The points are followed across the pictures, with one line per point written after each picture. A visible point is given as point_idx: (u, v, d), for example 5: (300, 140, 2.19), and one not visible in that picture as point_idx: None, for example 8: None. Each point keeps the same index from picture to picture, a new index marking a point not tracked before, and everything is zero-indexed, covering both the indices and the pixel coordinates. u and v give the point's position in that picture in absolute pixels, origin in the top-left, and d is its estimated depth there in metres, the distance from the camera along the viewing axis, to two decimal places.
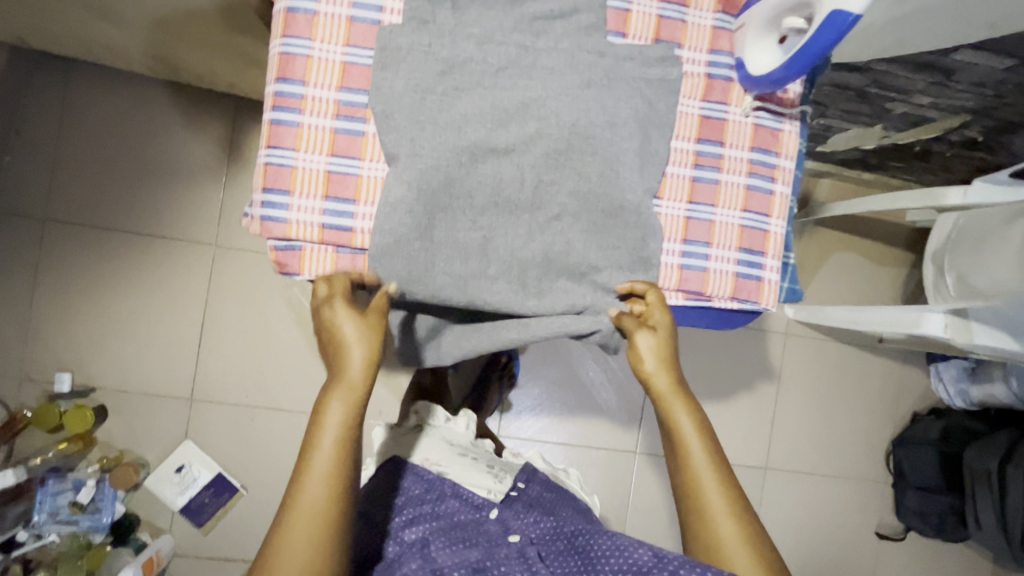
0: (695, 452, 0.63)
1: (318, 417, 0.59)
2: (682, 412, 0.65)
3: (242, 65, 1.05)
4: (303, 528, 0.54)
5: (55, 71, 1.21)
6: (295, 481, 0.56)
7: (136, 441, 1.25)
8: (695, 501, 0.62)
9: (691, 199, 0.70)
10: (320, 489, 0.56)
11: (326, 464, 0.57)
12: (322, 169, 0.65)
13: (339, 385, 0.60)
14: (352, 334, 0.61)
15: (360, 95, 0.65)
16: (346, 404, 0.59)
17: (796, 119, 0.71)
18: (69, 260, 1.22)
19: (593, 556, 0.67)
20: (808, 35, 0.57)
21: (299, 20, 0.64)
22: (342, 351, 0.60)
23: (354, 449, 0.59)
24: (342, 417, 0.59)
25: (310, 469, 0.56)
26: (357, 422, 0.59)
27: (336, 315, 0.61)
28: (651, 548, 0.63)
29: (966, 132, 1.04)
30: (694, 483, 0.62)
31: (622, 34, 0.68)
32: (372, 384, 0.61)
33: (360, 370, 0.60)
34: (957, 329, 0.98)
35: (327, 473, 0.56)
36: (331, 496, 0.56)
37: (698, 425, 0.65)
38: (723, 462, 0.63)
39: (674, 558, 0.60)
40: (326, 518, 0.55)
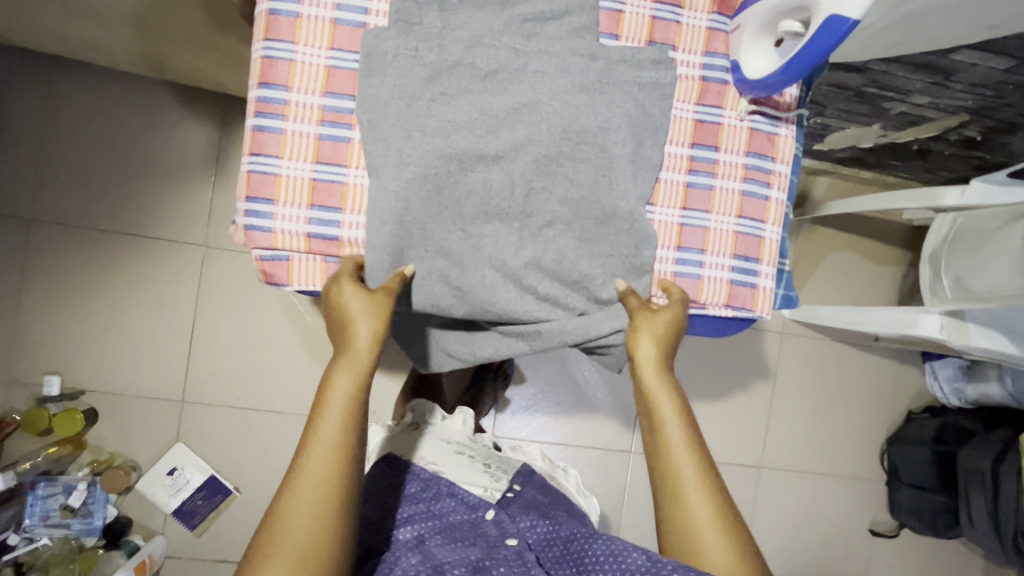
0: (673, 433, 0.63)
1: (324, 388, 0.58)
2: (664, 394, 0.64)
3: (228, 63, 1.02)
4: (309, 495, 0.54)
5: (38, 68, 1.18)
6: (302, 446, 0.56)
7: (127, 444, 1.23)
8: (670, 484, 0.61)
9: (685, 206, 0.69)
10: (323, 457, 0.56)
11: (332, 433, 0.57)
12: (307, 177, 0.63)
13: (346, 357, 0.60)
14: (358, 306, 0.61)
15: (345, 100, 0.64)
16: (352, 377, 0.59)
17: (792, 124, 0.70)
18: (56, 261, 1.20)
19: (588, 561, 0.65)
20: (805, 40, 0.55)
21: (281, 22, 0.62)
22: (349, 323, 0.61)
23: (361, 419, 0.59)
24: (348, 388, 0.59)
25: (317, 435, 0.56)
26: (363, 393, 0.59)
27: (342, 292, 0.61)
28: (646, 552, 0.60)
29: (965, 132, 1.03)
30: (670, 465, 0.62)
31: (615, 36, 0.67)
32: (377, 356, 0.61)
33: (366, 342, 0.60)
34: (953, 330, 1.00)
35: (333, 442, 0.56)
36: (339, 464, 0.56)
37: (677, 406, 0.64)
38: (701, 447, 0.63)
39: (667, 563, 0.58)
40: (332, 486, 0.55)
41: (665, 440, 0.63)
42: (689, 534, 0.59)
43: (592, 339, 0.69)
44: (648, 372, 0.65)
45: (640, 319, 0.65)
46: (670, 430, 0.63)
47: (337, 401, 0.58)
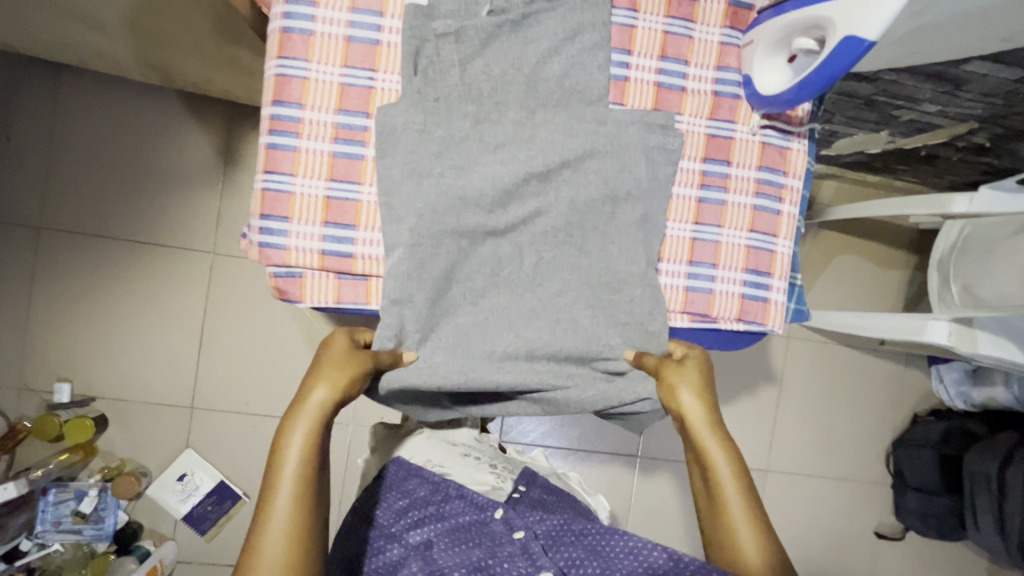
0: (727, 488, 0.60)
1: (276, 456, 0.55)
2: (716, 445, 0.62)
3: (236, 72, 1.02)
4: (268, 569, 0.49)
5: (46, 76, 1.18)
6: (255, 525, 0.51)
7: (137, 451, 1.24)
8: (725, 542, 0.59)
9: (697, 220, 0.69)
10: (279, 535, 0.51)
11: (289, 502, 0.52)
12: (321, 194, 0.64)
13: (301, 413, 0.57)
14: (333, 362, 0.60)
15: (359, 118, 0.64)
16: (309, 433, 0.56)
17: (804, 138, 0.70)
18: (65, 270, 1.21)
19: (605, 554, 0.66)
20: (820, 59, 0.55)
21: (295, 40, 0.62)
22: (311, 379, 0.59)
23: (320, 480, 0.55)
24: (302, 450, 0.55)
25: (270, 510, 0.52)
26: (319, 449, 0.56)
27: (328, 344, 0.62)
28: (666, 549, 0.62)
29: (974, 139, 1.03)
30: (726, 522, 0.59)
31: (627, 51, 0.67)
32: (335, 413, 0.58)
33: (324, 396, 0.57)
34: (961, 338, 1.01)
35: (290, 507, 0.52)
36: (295, 532, 0.51)
37: (731, 459, 0.61)
38: (759, 501, 0.60)
39: (691, 561, 0.59)
40: (292, 562, 0.50)
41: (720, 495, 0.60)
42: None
43: (621, 405, 0.69)
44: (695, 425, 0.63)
45: (676, 374, 0.65)
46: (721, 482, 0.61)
47: (291, 461, 0.54)
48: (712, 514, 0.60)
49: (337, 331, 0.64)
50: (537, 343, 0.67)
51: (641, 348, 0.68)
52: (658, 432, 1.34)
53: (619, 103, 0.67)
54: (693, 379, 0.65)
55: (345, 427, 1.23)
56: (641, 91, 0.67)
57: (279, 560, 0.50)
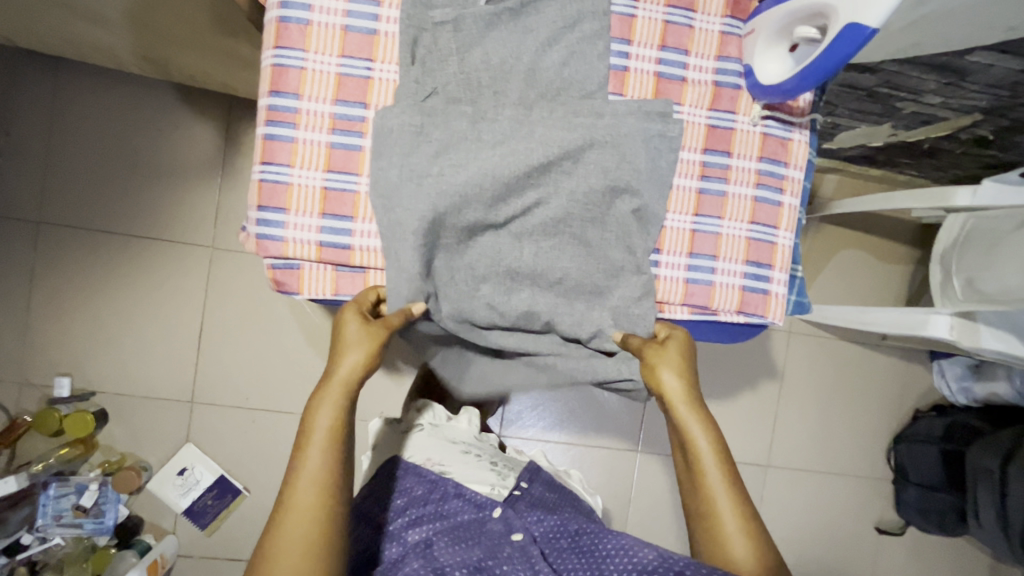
0: (708, 469, 0.63)
1: (308, 423, 0.59)
2: (697, 429, 0.64)
3: (234, 65, 1.02)
4: (299, 527, 0.54)
5: (45, 70, 1.18)
6: (289, 484, 0.56)
7: (138, 445, 1.24)
8: (705, 517, 0.63)
9: (697, 212, 0.69)
10: (309, 496, 0.56)
11: (319, 468, 0.57)
12: (319, 185, 0.63)
13: (328, 387, 0.60)
14: (353, 334, 0.61)
15: (357, 108, 0.64)
16: (336, 406, 0.59)
17: (805, 129, 0.70)
18: (65, 264, 1.21)
19: (598, 556, 0.67)
20: (822, 47, 0.55)
21: (292, 30, 0.62)
22: (338, 352, 0.61)
23: (347, 449, 0.59)
24: (331, 419, 0.59)
25: (302, 473, 0.56)
26: (347, 422, 0.60)
27: (345, 315, 0.62)
28: (656, 548, 0.64)
29: (977, 131, 1.02)
30: (705, 498, 0.63)
31: (627, 41, 0.66)
32: (361, 384, 0.61)
33: (350, 369, 0.60)
34: (964, 331, 1.00)
35: (319, 471, 0.57)
36: (324, 498, 0.56)
37: (711, 441, 0.64)
38: (738, 476, 0.63)
39: (681, 559, 0.61)
40: (320, 523, 0.55)
41: (701, 475, 0.63)
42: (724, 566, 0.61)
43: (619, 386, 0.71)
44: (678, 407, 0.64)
45: (661, 360, 0.65)
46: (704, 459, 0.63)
47: (320, 432, 0.58)
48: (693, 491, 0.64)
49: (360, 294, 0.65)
50: None
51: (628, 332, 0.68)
52: (659, 427, 1.34)
53: (619, 93, 0.66)
54: (677, 362, 0.65)
55: None
56: (641, 81, 0.67)
57: (309, 522, 0.55)
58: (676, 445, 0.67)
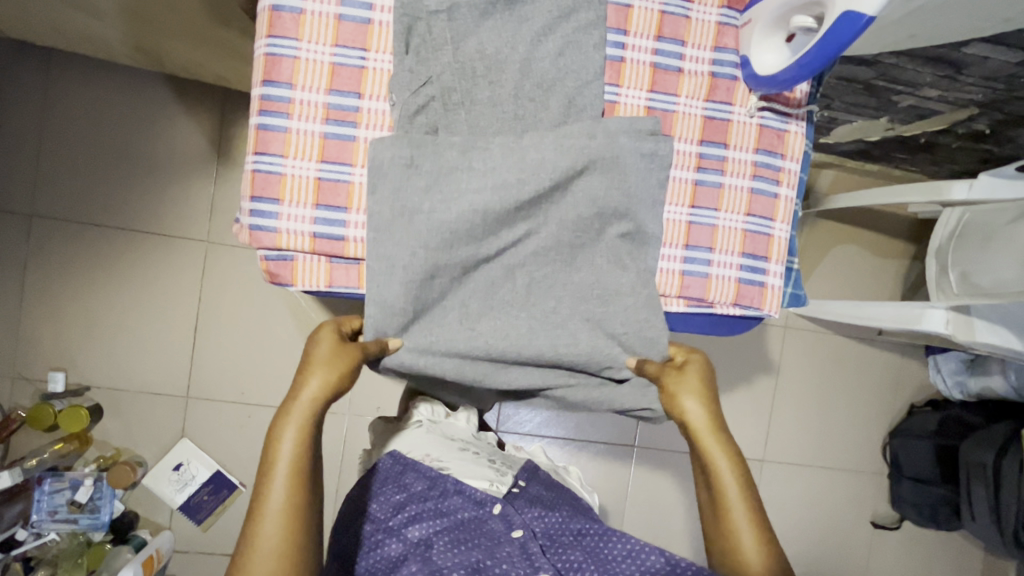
0: (729, 491, 0.64)
1: (270, 454, 0.57)
2: (717, 450, 0.66)
3: (227, 56, 1.01)
4: (266, 561, 0.53)
5: (37, 62, 1.17)
6: (250, 521, 0.55)
7: (133, 440, 1.24)
8: (725, 540, 0.63)
9: (694, 204, 0.68)
10: (274, 530, 0.54)
11: (284, 498, 0.56)
12: (312, 176, 0.63)
13: (291, 412, 0.59)
14: (321, 358, 0.62)
15: (351, 98, 0.63)
16: (300, 431, 0.59)
17: (802, 120, 0.70)
18: (58, 259, 1.20)
19: (603, 557, 0.69)
20: (819, 36, 0.55)
21: (285, 19, 0.61)
22: (300, 376, 0.61)
23: (313, 474, 0.59)
24: (295, 447, 0.58)
25: (265, 506, 0.55)
26: (312, 445, 0.59)
27: (314, 339, 0.63)
28: (661, 553, 0.67)
29: (974, 125, 1.02)
30: (725, 521, 0.63)
31: (623, 31, 0.66)
32: (325, 407, 0.61)
33: (315, 394, 0.60)
34: (959, 326, 1.02)
35: (284, 502, 0.56)
36: (291, 527, 0.55)
37: (732, 464, 0.65)
38: (757, 500, 0.64)
39: (687, 565, 0.64)
40: (287, 554, 0.54)
41: (721, 496, 0.64)
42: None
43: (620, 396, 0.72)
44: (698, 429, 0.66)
45: (680, 381, 0.68)
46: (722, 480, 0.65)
47: (284, 461, 0.57)
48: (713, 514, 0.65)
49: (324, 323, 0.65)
50: (529, 329, 0.66)
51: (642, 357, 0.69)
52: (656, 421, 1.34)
53: (615, 84, 0.66)
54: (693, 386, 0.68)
55: (341, 417, 1.23)
56: (637, 72, 0.66)
57: (278, 553, 0.54)
58: (695, 467, 0.68)
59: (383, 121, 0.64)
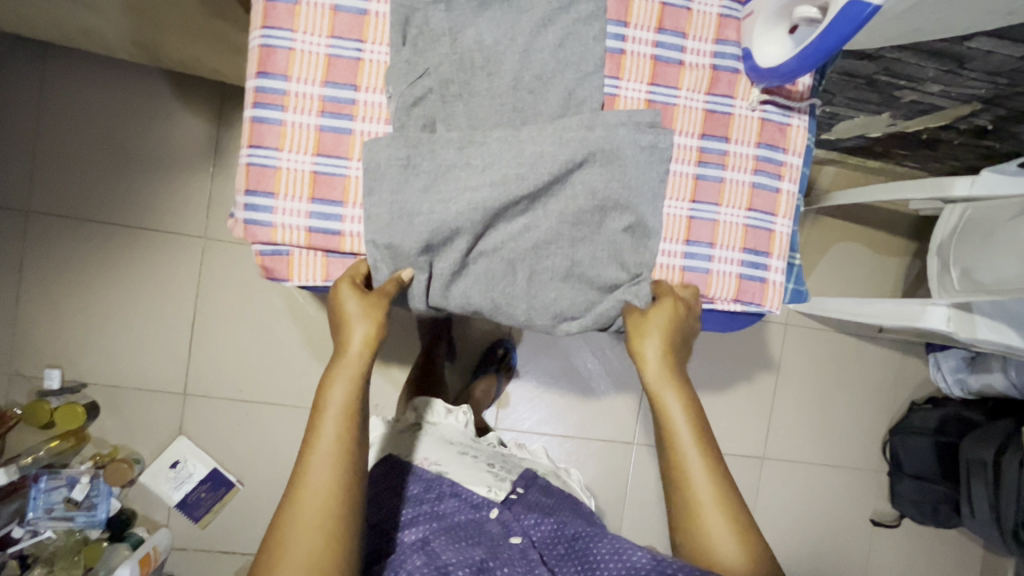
0: (686, 442, 0.62)
1: (321, 401, 0.58)
2: (675, 400, 0.63)
3: (224, 50, 1.00)
4: (314, 502, 0.54)
5: (32, 57, 1.16)
6: (302, 461, 0.56)
7: (130, 438, 1.23)
8: (685, 503, 0.60)
9: (694, 198, 0.68)
10: (324, 471, 0.55)
11: (332, 444, 0.57)
12: (308, 170, 0.62)
13: (340, 364, 0.60)
14: (354, 311, 0.60)
15: (347, 90, 0.62)
16: (349, 383, 0.59)
17: (804, 114, 0.69)
18: (54, 255, 1.19)
19: (593, 560, 0.65)
20: (823, 27, 0.54)
21: (280, 9, 0.60)
22: (344, 327, 0.60)
23: (359, 425, 0.59)
24: (345, 396, 0.59)
25: (316, 449, 0.56)
26: (360, 397, 0.59)
27: (341, 294, 0.61)
28: (651, 552, 0.62)
29: (976, 121, 1.01)
30: (685, 484, 0.61)
31: (623, 23, 0.65)
32: (373, 360, 0.61)
33: (359, 346, 0.60)
34: (961, 323, 1.01)
35: (334, 445, 0.57)
36: (337, 473, 0.56)
37: (689, 415, 0.63)
38: (715, 451, 0.62)
39: (673, 564, 0.59)
40: (333, 497, 0.55)
41: (678, 448, 0.62)
42: (701, 545, 0.59)
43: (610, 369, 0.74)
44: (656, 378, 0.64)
45: (641, 327, 0.64)
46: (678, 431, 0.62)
47: (334, 408, 0.58)
48: (671, 469, 0.62)
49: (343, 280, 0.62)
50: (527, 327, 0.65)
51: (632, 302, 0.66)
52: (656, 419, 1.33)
53: (615, 76, 0.65)
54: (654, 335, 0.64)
55: None
56: (638, 64, 0.65)
57: (323, 495, 0.55)
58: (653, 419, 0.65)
59: (380, 114, 0.63)
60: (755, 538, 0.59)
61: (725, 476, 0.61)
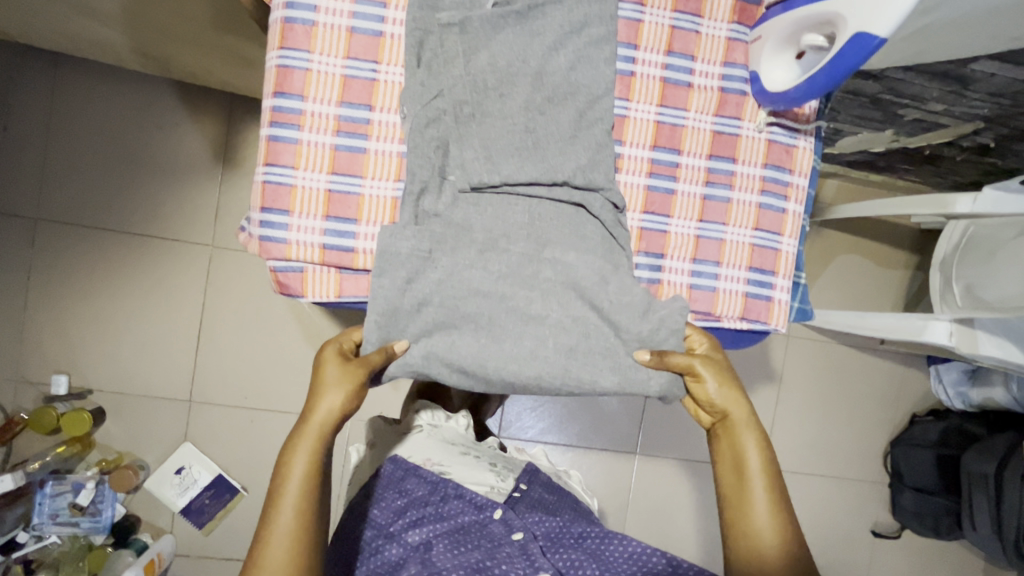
0: (759, 495, 0.60)
1: (282, 471, 0.58)
2: (750, 443, 0.62)
3: (235, 63, 1.01)
4: None
5: (45, 66, 1.17)
6: (260, 537, 0.56)
7: (136, 444, 1.24)
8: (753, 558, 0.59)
9: (702, 218, 0.69)
10: (282, 549, 0.55)
11: (291, 520, 0.56)
12: (323, 188, 0.63)
13: (304, 432, 0.59)
14: (331, 377, 0.60)
15: (362, 110, 0.63)
16: (310, 455, 0.58)
17: (810, 136, 0.70)
18: (62, 262, 1.20)
19: (604, 558, 0.70)
20: (831, 55, 0.55)
21: (297, 31, 0.61)
22: (316, 394, 0.60)
23: (318, 499, 0.58)
24: (308, 465, 0.58)
25: (274, 524, 0.56)
26: (321, 468, 0.59)
27: (324, 358, 0.61)
28: (665, 555, 0.67)
29: (978, 139, 1.02)
30: (754, 539, 0.60)
31: (634, 46, 0.66)
32: (337, 426, 0.60)
33: (325, 415, 0.59)
34: (962, 338, 1.02)
35: (292, 519, 0.56)
36: (293, 554, 0.55)
37: (765, 461, 0.62)
38: (785, 502, 0.61)
39: (689, 568, 0.66)
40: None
41: (751, 499, 0.61)
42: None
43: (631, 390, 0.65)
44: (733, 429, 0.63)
45: (704, 371, 0.63)
46: (755, 486, 0.61)
47: (295, 479, 0.57)
48: (735, 509, 0.61)
49: (326, 343, 0.63)
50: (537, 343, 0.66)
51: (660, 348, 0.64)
52: (658, 428, 1.34)
53: (624, 98, 0.67)
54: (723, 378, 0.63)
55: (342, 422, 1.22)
56: (647, 87, 0.67)
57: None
58: (722, 465, 0.64)
59: (394, 134, 0.64)
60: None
61: (798, 542, 0.59)
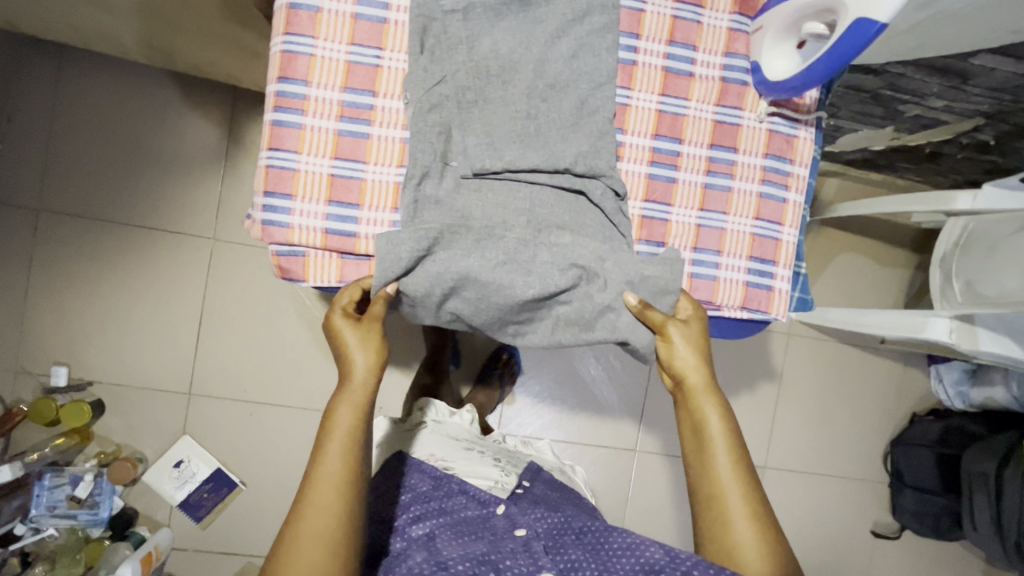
0: (722, 457, 0.63)
1: (327, 426, 0.59)
2: (711, 407, 0.64)
3: (240, 55, 1.02)
4: (319, 524, 0.55)
5: (50, 58, 1.18)
6: (306, 486, 0.57)
7: (135, 437, 1.24)
8: (717, 518, 0.61)
9: (703, 206, 0.69)
10: (330, 494, 0.56)
11: (337, 468, 0.57)
12: (326, 173, 0.63)
13: (345, 389, 0.61)
14: (353, 340, 0.62)
15: (365, 96, 0.64)
16: (355, 407, 0.60)
17: (811, 126, 0.70)
18: (63, 253, 1.20)
19: (604, 556, 0.66)
20: (831, 41, 0.55)
21: (302, 17, 0.62)
22: (347, 355, 0.62)
23: (364, 447, 0.60)
24: (351, 419, 0.60)
25: (320, 473, 0.57)
26: (367, 419, 0.61)
27: (337, 325, 0.62)
28: (663, 547, 0.63)
29: (978, 136, 1.03)
30: (718, 500, 0.61)
31: (636, 35, 0.67)
32: (378, 386, 0.62)
33: (364, 373, 0.61)
34: (963, 335, 1.01)
35: (339, 467, 0.57)
36: (343, 494, 0.56)
37: (727, 425, 0.64)
38: (746, 457, 0.63)
39: (687, 558, 0.60)
40: (337, 521, 0.55)
41: (714, 461, 0.63)
42: (728, 542, 0.60)
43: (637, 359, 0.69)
44: (700, 395, 0.65)
45: (675, 335, 0.64)
46: (719, 449, 0.63)
47: (339, 431, 0.59)
48: (700, 469, 0.63)
49: (334, 312, 0.63)
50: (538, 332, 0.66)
51: (644, 299, 0.64)
52: (657, 425, 1.34)
53: (626, 87, 0.67)
54: (693, 343, 0.65)
55: None
56: (648, 76, 0.67)
57: (332, 516, 0.55)
58: (687, 429, 0.66)
59: (397, 120, 0.64)
60: (780, 541, 0.60)
61: (761, 503, 0.61)
